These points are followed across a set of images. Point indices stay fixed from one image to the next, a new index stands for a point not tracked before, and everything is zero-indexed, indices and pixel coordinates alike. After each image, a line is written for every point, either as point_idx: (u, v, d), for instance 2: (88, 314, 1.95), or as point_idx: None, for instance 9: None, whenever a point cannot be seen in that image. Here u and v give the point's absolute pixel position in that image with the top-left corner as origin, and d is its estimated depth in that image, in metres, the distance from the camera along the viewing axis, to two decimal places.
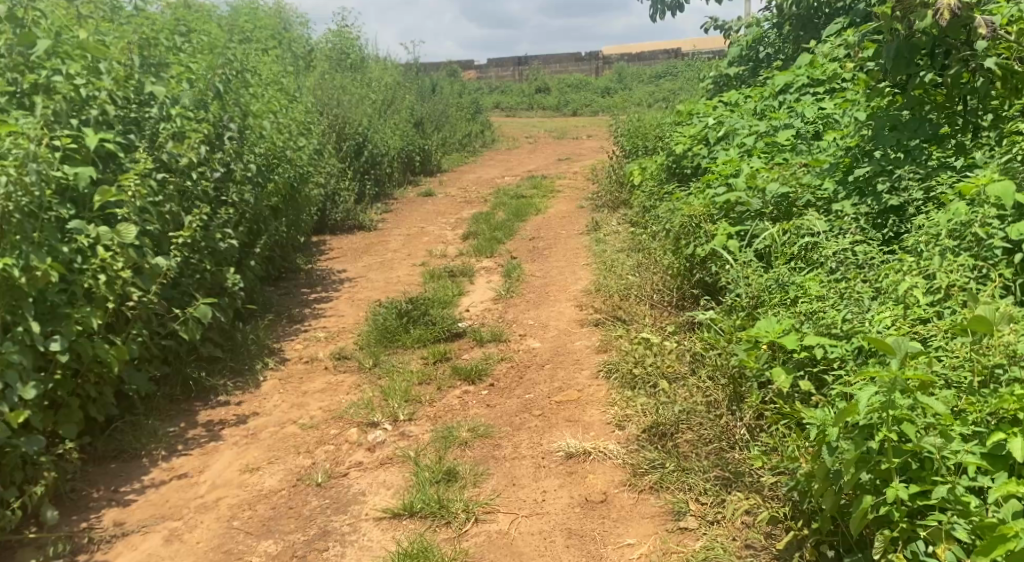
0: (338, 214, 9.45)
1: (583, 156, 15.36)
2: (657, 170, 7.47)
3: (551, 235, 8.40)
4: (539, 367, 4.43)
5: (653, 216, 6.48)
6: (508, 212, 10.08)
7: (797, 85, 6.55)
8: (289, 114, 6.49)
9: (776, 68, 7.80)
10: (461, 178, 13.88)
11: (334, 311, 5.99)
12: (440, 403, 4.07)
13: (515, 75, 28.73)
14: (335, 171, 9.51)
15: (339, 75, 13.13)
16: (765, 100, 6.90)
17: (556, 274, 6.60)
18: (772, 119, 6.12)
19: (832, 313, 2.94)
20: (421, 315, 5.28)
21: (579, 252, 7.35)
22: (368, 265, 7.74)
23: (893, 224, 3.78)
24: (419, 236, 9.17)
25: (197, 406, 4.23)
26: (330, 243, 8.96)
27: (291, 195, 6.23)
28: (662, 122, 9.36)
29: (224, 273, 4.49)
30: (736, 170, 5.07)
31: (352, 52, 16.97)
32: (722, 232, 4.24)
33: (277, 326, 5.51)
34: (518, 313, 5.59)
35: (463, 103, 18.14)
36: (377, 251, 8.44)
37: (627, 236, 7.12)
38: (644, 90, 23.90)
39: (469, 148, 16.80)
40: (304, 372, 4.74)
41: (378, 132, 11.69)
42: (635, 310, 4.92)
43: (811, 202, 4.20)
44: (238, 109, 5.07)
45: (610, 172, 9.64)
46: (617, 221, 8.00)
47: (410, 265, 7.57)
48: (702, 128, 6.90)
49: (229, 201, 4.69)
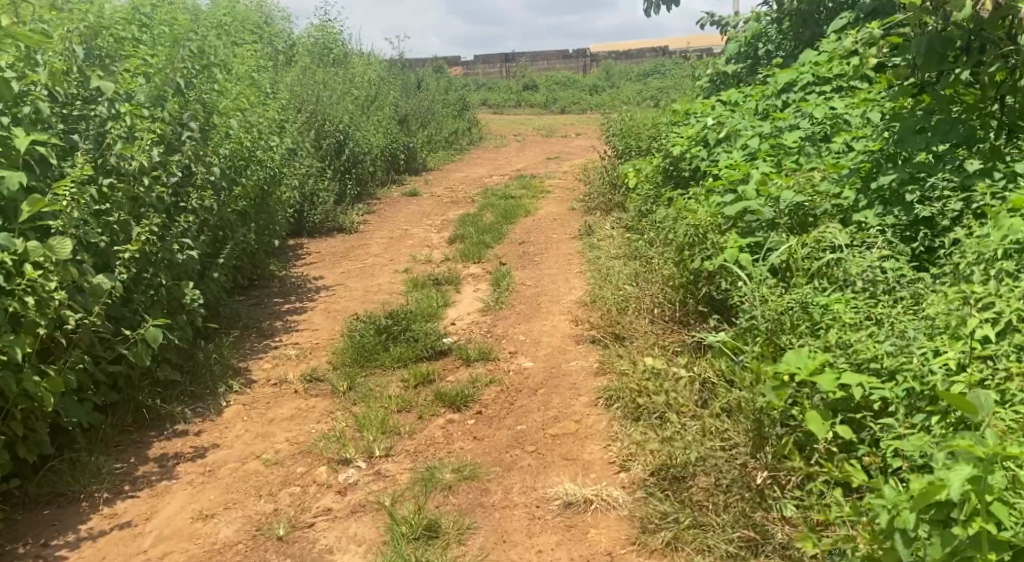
0: (317, 216, 9.01)
1: (573, 155, 14.96)
2: (652, 172, 7.08)
3: (541, 239, 8.01)
4: (531, 392, 4.03)
5: (651, 222, 6.10)
6: (495, 214, 9.68)
7: (802, 83, 6.19)
8: (259, 111, 6.06)
9: (777, 66, 7.42)
10: (447, 177, 13.44)
11: (308, 325, 5.57)
12: (421, 436, 3.66)
13: (503, 71, 28.29)
14: (314, 170, 9.08)
15: (320, 71, 12.66)
16: (767, 99, 6.53)
17: (548, 283, 6.21)
18: (777, 120, 5.75)
19: (870, 346, 2.55)
20: (402, 331, 4.88)
21: (572, 258, 6.96)
22: (347, 271, 7.32)
23: (925, 238, 3.42)
24: (403, 240, 8.74)
25: (149, 437, 3.81)
26: (309, 247, 8.53)
27: (261, 198, 5.81)
28: (656, 121, 8.98)
29: (181, 287, 4.08)
30: (743, 174, 4.68)
31: (335, 46, 16.51)
32: (733, 243, 3.84)
33: (244, 342, 5.09)
34: (507, 327, 5.19)
35: (450, 99, 17.71)
36: (358, 256, 8.01)
37: (622, 242, 6.73)
38: (634, 88, 23.50)
39: (455, 146, 16.36)
40: (271, 397, 4.33)
41: (361, 129, 11.26)
42: (635, 326, 4.53)
43: (831, 211, 3.80)
44: (200, 106, 4.66)
45: (602, 174, 9.24)
46: (610, 225, 7.62)
47: (392, 272, 7.16)
48: (701, 128, 6.54)
49: (189, 207, 4.28)
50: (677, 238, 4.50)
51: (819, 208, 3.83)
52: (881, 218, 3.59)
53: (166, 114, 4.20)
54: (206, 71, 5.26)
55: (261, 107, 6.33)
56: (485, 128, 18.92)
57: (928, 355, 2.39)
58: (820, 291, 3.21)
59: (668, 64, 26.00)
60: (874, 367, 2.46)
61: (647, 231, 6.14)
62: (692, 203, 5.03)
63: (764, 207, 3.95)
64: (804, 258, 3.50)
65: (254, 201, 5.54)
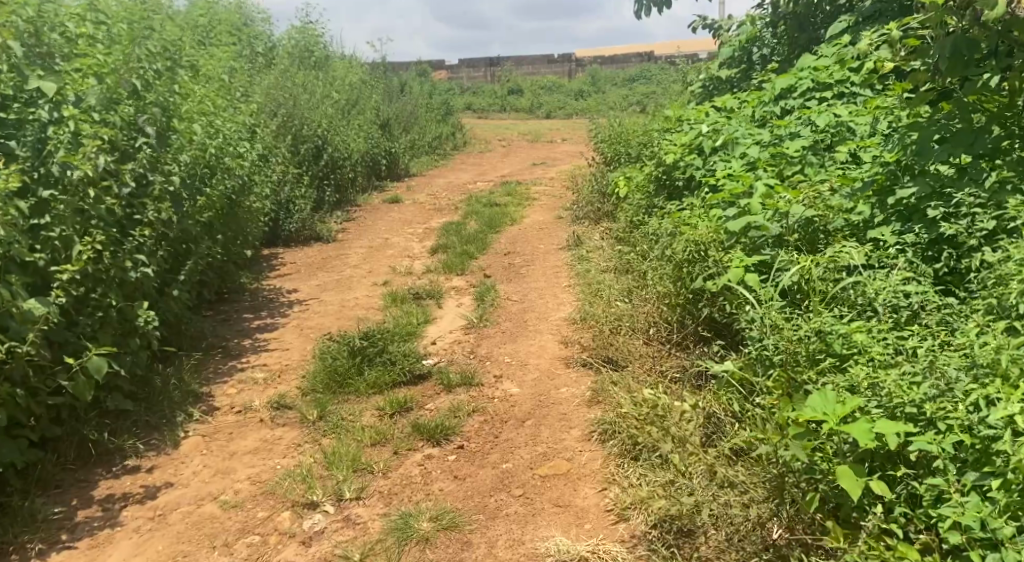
0: (293, 225, 8.65)
1: (559, 161, 14.68)
2: (644, 181, 6.79)
3: (527, 250, 7.70)
4: (518, 423, 3.70)
5: (645, 236, 5.80)
6: (480, 222, 9.36)
7: (802, 89, 5.92)
8: (228, 115, 5.71)
9: (773, 72, 7.15)
10: (430, 184, 13.11)
11: (279, 345, 5.22)
12: (396, 474, 3.33)
13: (488, 76, 28.00)
14: (290, 177, 8.71)
15: (299, 74, 12.30)
16: (763, 105, 6.25)
17: (534, 298, 5.90)
18: (777, 128, 5.47)
19: (905, 386, 2.24)
20: (377, 353, 4.55)
21: (559, 270, 6.65)
22: (322, 285, 6.96)
23: (949, 258, 3.13)
24: (382, 250, 8.40)
25: (95, 476, 3.44)
26: (284, 257, 8.18)
27: (228, 208, 5.45)
28: (646, 127, 8.70)
29: (134, 308, 3.72)
30: (745, 186, 4.38)
31: (316, 49, 16.16)
32: (738, 261, 3.53)
33: (208, 364, 4.72)
34: (492, 348, 4.86)
35: (433, 103, 17.38)
36: (335, 268, 7.66)
37: (612, 254, 6.42)
38: (620, 93, 23.29)
39: (439, 152, 16.03)
40: (234, 426, 3.98)
41: (340, 134, 10.92)
42: (629, 350, 4.22)
43: (844, 228, 3.50)
44: (159, 110, 4.31)
45: (590, 182, 8.94)
46: (600, 235, 7.31)
47: (370, 285, 6.81)
48: (694, 136, 6.25)
49: (145, 220, 3.93)
50: (674, 255, 4.19)
51: (832, 224, 3.53)
52: (899, 237, 3.31)
53: (119, 118, 3.86)
54: (169, 72, 4.91)
55: (231, 111, 5.98)
56: (469, 132, 18.62)
57: (976, 402, 2.12)
58: (838, 317, 2.91)
59: (654, 69, 25.83)
60: (911, 413, 2.17)
61: (639, 245, 5.84)
62: (689, 215, 4.72)
63: (770, 220, 3.64)
64: (818, 277, 3.19)
65: (220, 211, 5.18)
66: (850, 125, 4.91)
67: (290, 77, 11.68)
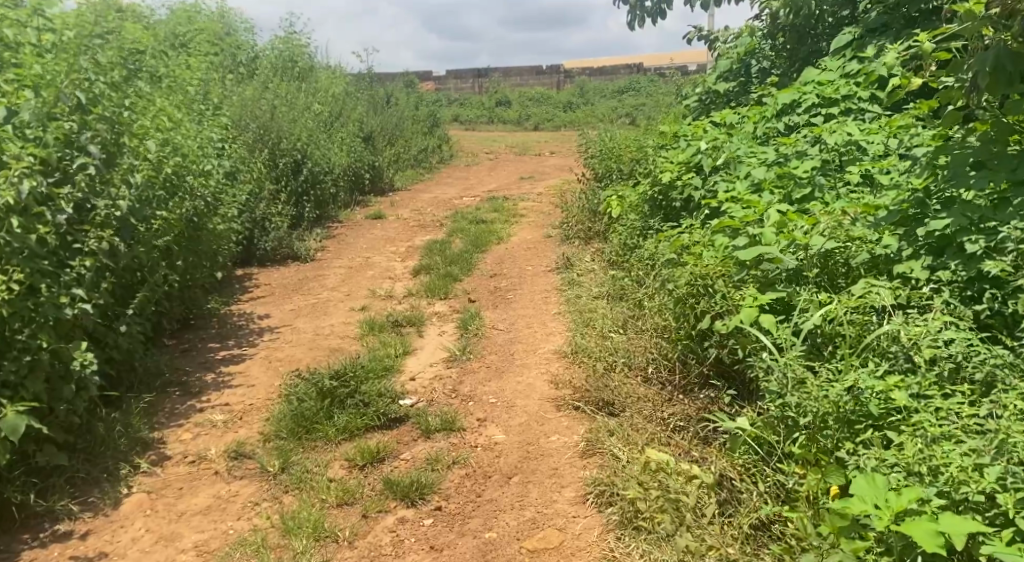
0: (269, 244, 8.23)
1: (548, 175, 14.31)
2: (638, 200, 6.43)
3: (515, 271, 7.31)
4: (504, 480, 3.31)
5: (642, 262, 5.42)
6: (466, 240, 8.97)
7: (807, 105, 5.58)
8: (192, 130, 5.31)
9: (772, 87, 6.81)
10: (415, 198, 12.71)
11: (244, 380, 4.79)
12: (364, 544, 2.94)
13: (476, 87, 27.66)
14: (265, 194, 8.30)
15: (280, 85, 11.91)
16: (765, 121, 5.90)
17: (522, 326, 5.52)
18: (782, 146, 5.11)
19: (969, 474, 2.06)
20: (349, 393, 4.13)
21: (548, 295, 6.25)
22: (296, 309, 6.54)
23: (992, 299, 2.78)
24: (362, 270, 7.99)
25: (19, 545, 3.04)
26: (258, 278, 7.77)
27: (190, 230, 5.04)
28: (639, 142, 8.34)
29: (70, 350, 3.32)
30: (756, 211, 4.01)
31: (300, 59, 15.78)
32: (750, 299, 3.15)
33: (163, 405, 4.31)
34: (476, 386, 4.45)
35: (419, 115, 16.99)
36: (311, 290, 7.25)
37: (605, 278, 6.05)
38: (609, 105, 22.99)
39: (425, 165, 15.64)
40: (186, 479, 3.56)
41: (321, 147, 10.52)
42: (627, 392, 3.83)
43: (870, 262, 3.14)
44: (106, 126, 3.91)
45: (580, 199, 8.57)
46: (591, 257, 6.93)
47: (347, 310, 6.40)
48: (692, 153, 5.90)
49: (86, 249, 3.57)
50: (676, 287, 3.79)
51: (855, 258, 3.16)
52: (932, 273, 2.96)
53: (54, 136, 3.47)
54: (122, 84, 4.52)
55: (196, 125, 5.58)
56: (456, 145, 18.23)
57: None
58: (871, 371, 2.54)
59: (644, 81, 25.56)
60: (977, 503, 2.01)
61: (635, 271, 5.46)
62: (689, 242, 4.34)
63: (785, 253, 3.28)
64: (844, 321, 2.82)
65: (180, 235, 4.78)
66: (862, 145, 4.57)
67: (269, 88, 11.29)
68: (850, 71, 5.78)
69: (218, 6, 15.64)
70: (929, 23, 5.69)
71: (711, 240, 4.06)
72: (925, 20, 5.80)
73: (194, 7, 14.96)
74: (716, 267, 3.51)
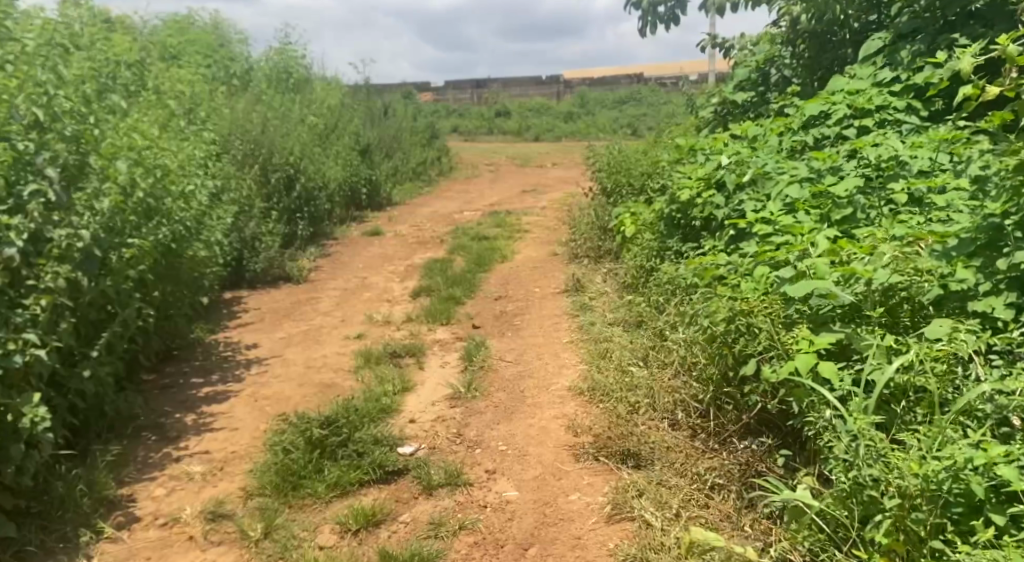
0: (259, 265, 7.80)
1: (551, 188, 13.91)
2: (654, 219, 6.02)
3: (521, 292, 6.89)
4: (521, 553, 2.90)
5: (662, 287, 5.01)
6: (468, 259, 8.55)
7: (838, 116, 5.16)
8: (173, 148, 4.90)
9: (793, 97, 6.41)
10: (414, 213, 12.30)
11: (226, 422, 4.36)
12: None
13: (475, 98, 27.31)
14: (256, 213, 7.89)
15: (274, 98, 11.51)
16: (791, 134, 5.50)
17: (531, 356, 5.10)
18: (814, 160, 4.70)
19: None
20: (342, 442, 3.70)
21: (558, 321, 5.83)
22: (288, 338, 6.11)
23: None
24: (359, 292, 7.57)
25: None
26: (249, 301, 7.34)
27: (168, 258, 4.62)
28: (650, 155, 7.94)
29: (20, 403, 2.91)
30: (798, 237, 3.59)
31: (296, 70, 15.40)
32: (804, 344, 2.73)
33: (135, 453, 3.89)
34: (483, 429, 4.03)
35: (418, 127, 16.62)
36: (305, 315, 6.83)
37: (619, 303, 5.63)
38: (611, 117, 22.64)
39: (424, 178, 15.24)
40: (155, 546, 3.13)
41: (316, 162, 10.12)
42: (656, 441, 3.41)
43: (942, 299, 2.73)
44: (67, 146, 3.51)
45: (588, 215, 8.15)
46: (603, 279, 6.51)
47: (342, 338, 5.97)
48: (712, 169, 5.50)
49: (42, 286, 3.17)
50: (710, 324, 3.36)
51: (925, 295, 2.75)
52: (1020, 314, 2.56)
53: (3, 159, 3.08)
54: (91, 100, 4.12)
55: (177, 142, 5.18)
56: (456, 157, 17.84)
57: None
58: (968, 439, 2.13)
59: (645, 92, 25.23)
60: None
61: (655, 298, 5.04)
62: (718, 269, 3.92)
63: (841, 287, 2.86)
64: (922, 373, 2.41)
65: (157, 264, 4.37)
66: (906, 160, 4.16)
67: (263, 102, 10.89)
68: (882, 80, 5.38)
69: (211, 17, 15.26)
70: (967, 28, 5.30)
71: (744, 267, 3.64)
72: (961, 24, 5.41)
73: (187, 19, 14.58)
74: (759, 302, 3.08)
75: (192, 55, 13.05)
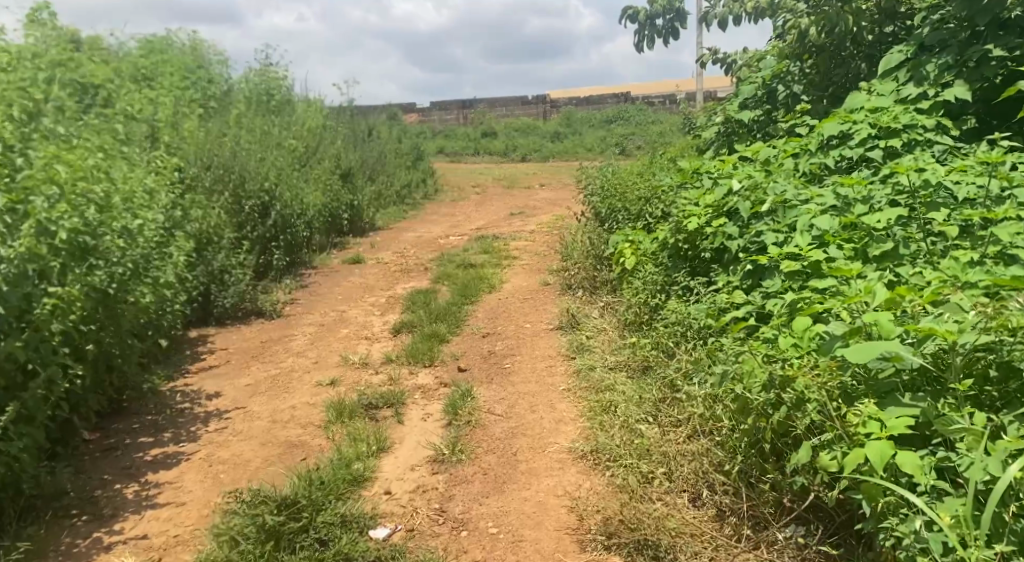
0: (228, 301, 7.19)
1: (540, 211, 13.39)
2: (657, 248, 5.49)
3: (511, 328, 6.34)
4: None
5: (674, 330, 4.47)
6: (453, 289, 7.99)
7: (862, 135, 4.68)
8: (113, 179, 4.35)
9: (804, 115, 5.91)
10: (397, 239, 11.72)
11: (172, 496, 3.75)
12: None
13: (460, 118, 26.81)
14: (225, 243, 7.30)
15: (249, 121, 10.95)
16: (806, 155, 5.00)
17: (524, 407, 4.54)
18: (841, 187, 4.21)
19: None
20: (301, 530, 3.12)
21: (552, 363, 5.27)
22: (254, 385, 5.51)
23: None
24: (335, 329, 7.01)
25: None
26: (215, 341, 6.76)
27: (106, 304, 4.06)
28: (648, 177, 7.42)
29: None
30: (841, 282, 3.08)
31: (277, 91, 14.85)
32: (874, 427, 2.33)
33: (56, 540, 3.30)
34: (469, 503, 3.48)
35: (402, 148, 16.08)
36: (275, 356, 6.25)
37: (620, 343, 5.09)
38: (598, 136, 22.22)
39: (407, 202, 14.68)
40: None
41: (293, 187, 9.56)
42: (676, 530, 2.91)
43: None
44: None
45: (582, 243, 7.61)
46: (600, 314, 5.95)
47: (313, 385, 5.38)
48: (722, 195, 4.99)
49: None
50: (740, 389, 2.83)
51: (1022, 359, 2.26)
52: None
53: None
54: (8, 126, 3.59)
55: (121, 172, 4.63)
56: (441, 179, 17.32)
57: None
58: None
59: (633, 111, 24.85)
60: None
61: (665, 342, 4.51)
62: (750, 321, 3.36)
63: (910, 348, 2.38)
64: None
65: (88, 314, 3.81)
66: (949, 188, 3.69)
67: (236, 124, 10.33)
68: (907, 96, 4.88)
69: (189, 38, 14.72)
70: (1000, 38, 4.82)
71: (778, 318, 3.11)
72: (992, 34, 4.91)
73: (160, 40, 14.01)
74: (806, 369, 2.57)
75: (164, 76, 12.46)
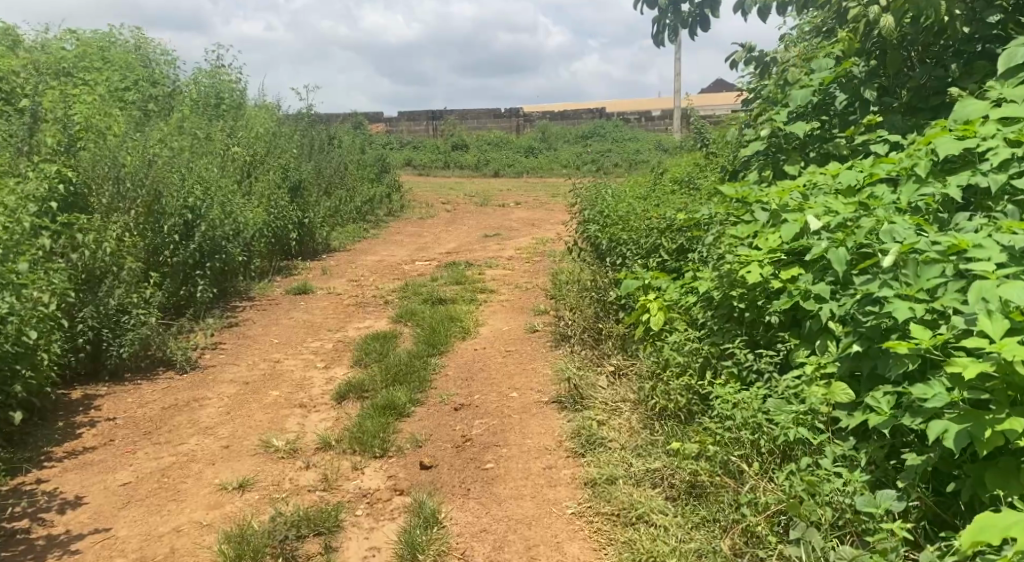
0: (124, 350, 5.68)
1: (516, 232, 11.98)
2: (689, 302, 4.05)
3: (492, 394, 4.91)
4: None
5: (741, 438, 3.07)
6: (418, 332, 6.52)
7: (997, 155, 3.31)
8: None
9: (877, 131, 4.54)
10: (354, 264, 10.18)
11: None
12: None
13: (431, 129, 25.32)
14: (125, 276, 5.84)
15: (185, 123, 9.37)
16: (907, 179, 3.60)
17: (523, 549, 3.16)
18: (997, 231, 2.86)
19: None
20: None
21: (551, 463, 3.82)
22: (132, 488, 3.98)
23: None
24: (264, 389, 5.58)
25: None
26: (102, 406, 5.24)
27: None
28: (657, 203, 6.08)
29: None
30: None
31: (228, 94, 13.29)
32: None
33: None
34: None
35: (366, 159, 14.57)
36: (177, 434, 4.78)
37: (647, 441, 3.68)
38: (575, 152, 20.91)
39: (369, 219, 13.13)
40: None
41: (230, 203, 8.05)
42: None
43: None
44: None
45: (579, 282, 6.14)
46: (610, 385, 4.45)
47: (212, 489, 3.92)
48: (785, 243, 3.58)
49: None
50: None
51: None
52: None
53: None
54: None
55: None
56: (408, 194, 15.84)
57: None
58: None
59: (610, 127, 23.62)
60: None
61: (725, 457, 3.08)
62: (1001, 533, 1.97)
63: None
64: None
65: None
66: None
67: (167, 127, 8.75)
68: None
69: (132, 32, 13.14)
70: None
71: None
72: None
73: (99, 35, 12.40)
74: None
75: (92, 72, 10.84)
